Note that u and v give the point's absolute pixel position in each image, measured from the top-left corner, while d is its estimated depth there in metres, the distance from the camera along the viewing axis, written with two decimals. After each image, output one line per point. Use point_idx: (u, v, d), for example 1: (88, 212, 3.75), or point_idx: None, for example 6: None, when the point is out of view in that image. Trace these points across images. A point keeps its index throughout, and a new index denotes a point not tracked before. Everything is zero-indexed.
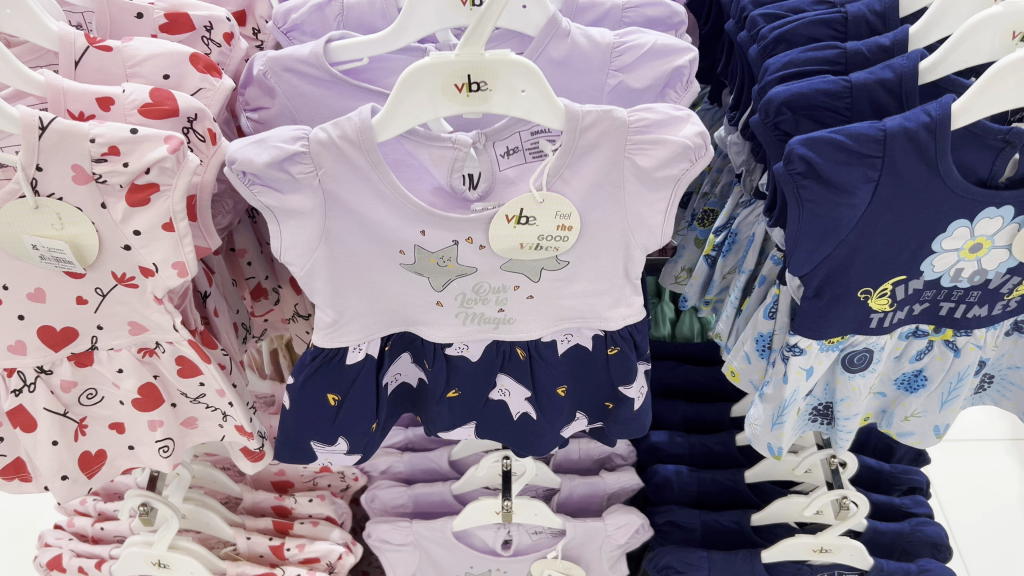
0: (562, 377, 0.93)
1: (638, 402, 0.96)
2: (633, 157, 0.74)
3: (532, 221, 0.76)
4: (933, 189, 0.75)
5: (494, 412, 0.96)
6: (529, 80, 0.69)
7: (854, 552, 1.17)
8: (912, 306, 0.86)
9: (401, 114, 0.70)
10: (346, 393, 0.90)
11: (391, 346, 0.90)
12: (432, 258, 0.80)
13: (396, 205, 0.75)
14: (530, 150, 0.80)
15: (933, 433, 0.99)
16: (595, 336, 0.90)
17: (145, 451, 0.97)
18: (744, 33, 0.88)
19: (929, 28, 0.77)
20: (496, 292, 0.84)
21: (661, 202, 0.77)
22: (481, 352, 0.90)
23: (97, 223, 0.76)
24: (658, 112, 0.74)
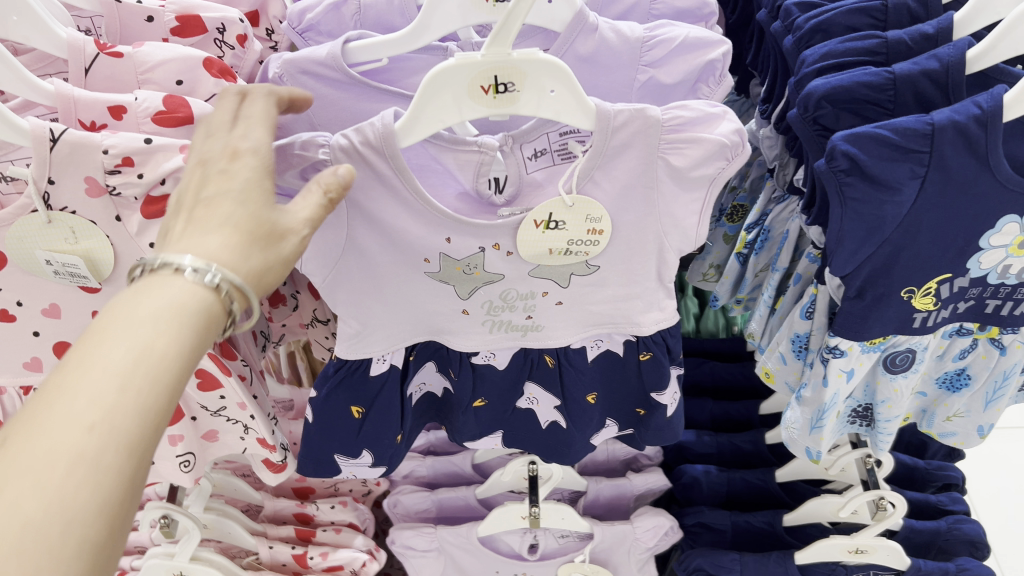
0: (593, 382, 0.91)
1: (671, 408, 0.93)
2: (666, 156, 0.71)
3: (561, 225, 0.73)
4: (982, 184, 0.71)
5: (521, 420, 0.95)
6: (560, 80, 0.65)
7: (891, 553, 1.14)
8: (957, 303, 0.83)
9: (425, 118, 0.66)
10: (370, 405, 0.87)
11: (416, 357, 0.88)
12: (458, 266, 0.77)
13: (421, 212, 0.72)
14: (560, 152, 0.77)
15: (977, 434, 0.95)
16: (626, 342, 0.88)
17: (165, 466, 0.95)
18: (778, 23, 0.84)
19: (974, 15, 0.72)
20: (524, 298, 0.80)
21: (696, 203, 0.75)
22: (508, 359, 0.87)
23: (112, 235, 0.74)
24: (689, 107, 0.71)
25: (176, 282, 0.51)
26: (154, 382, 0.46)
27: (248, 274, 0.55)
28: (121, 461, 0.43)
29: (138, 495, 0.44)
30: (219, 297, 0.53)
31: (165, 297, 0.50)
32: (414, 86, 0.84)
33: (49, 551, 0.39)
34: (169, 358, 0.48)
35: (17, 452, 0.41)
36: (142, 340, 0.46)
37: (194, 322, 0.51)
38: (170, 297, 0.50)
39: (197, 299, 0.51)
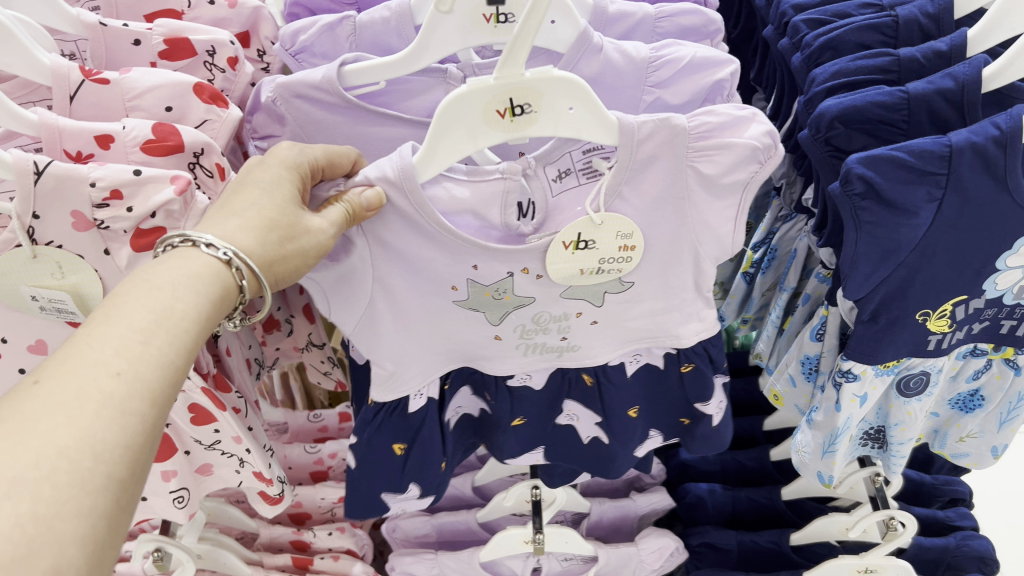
0: (635, 394, 0.89)
1: (716, 417, 0.91)
2: (695, 164, 0.68)
3: (591, 244, 0.70)
4: (1001, 206, 0.69)
5: (564, 441, 0.93)
6: (577, 96, 0.63)
7: (900, 572, 1.12)
8: (972, 325, 0.80)
9: (443, 147, 0.64)
10: (411, 441, 0.85)
11: (450, 384, 0.86)
12: (487, 291, 0.74)
13: (443, 243, 0.70)
14: (584, 172, 0.75)
15: (990, 454, 0.94)
16: (666, 354, 0.86)
17: (159, 502, 0.91)
18: (786, 40, 0.82)
19: (989, 31, 0.70)
20: (558, 320, 0.78)
21: (730, 208, 0.72)
22: (544, 380, 0.85)
23: (100, 269, 0.71)
24: (715, 112, 0.68)
25: (199, 257, 0.57)
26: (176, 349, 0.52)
27: (265, 256, 0.61)
28: (144, 407, 0.48)
29: (157, 442, 0.49)
30: (235, 274, 0.59)
31: (185, 277, 0.56)
32: (413, 109, 0.82)
33: (80, 478, 0.43)
34: (186, 330, 0.53)
35: (52, 388, 0.45)
36: (142, 312, 0.51)
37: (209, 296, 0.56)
38: (189, 267, 0.56)
39: (212, 278, 0.57)
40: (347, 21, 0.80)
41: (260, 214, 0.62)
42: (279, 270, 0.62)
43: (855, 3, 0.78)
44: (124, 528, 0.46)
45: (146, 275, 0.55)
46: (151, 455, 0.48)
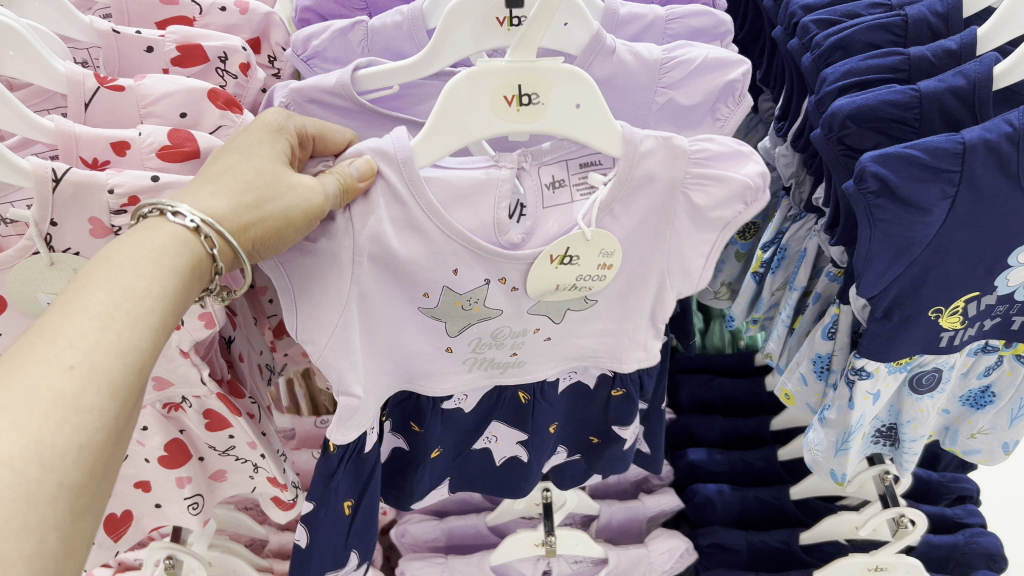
0: (557, 414, 0.90)
1: (630, 441, 0.94)
2: (688, 193, 0.70)
3: (576, 259, 0.69)
4: (1013, 202, 0.70)
5: (474, 460, 0.93)
6: (585, 91, 0.62)
7: (911, 569, 1.12)
8: (983, 321, 0.81)
9: (442, 132, 0.62)
10: (360, 495, 0.82)
11: (385, 416, 0.84)
12: (458, 301, 0.71)
13: (434, 244, 0.66)
14: (579, 186, 0.71)
15: (1001, 451, 0.94)
16: (601, 374, 0.88)
17: (173, 509, 0.91)
18: (795, 40, 0.82)
19: (999, 28, 0.70)
20: (516, 335, 0.76)
21: (704, 245, 0.74)
22: (478, 401, 0.85)
23: None
24: (717, 142, 0.70)
25: (167, 228, 0.55)
26: (138, 333, 0.50)
27: (240, 223, 0.58)
28: (103, 401, 0.46)
29: (118, 434, 0.47)
30: (205, 242, 0.57)
31: (152, 252, 0.53)
32: (426, 113, 0.82)
33: (26, 490, 0.41)
34: (151, 310, 0.51)
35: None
36: (98, 299, 0.49)
37: (177, 273, 0.54)
38: (155, 240, 0.54)
39: (181, 252, 0.55)
40: (360, 26, 0.80)
41: (235, 180, 0.59)
42: (259, 238, 0.60)
43: (863, 3, 0.79)
44: (86, 530, 0.45)
45: (112, 252, 0.53)
46: (110, 449, 0.46)
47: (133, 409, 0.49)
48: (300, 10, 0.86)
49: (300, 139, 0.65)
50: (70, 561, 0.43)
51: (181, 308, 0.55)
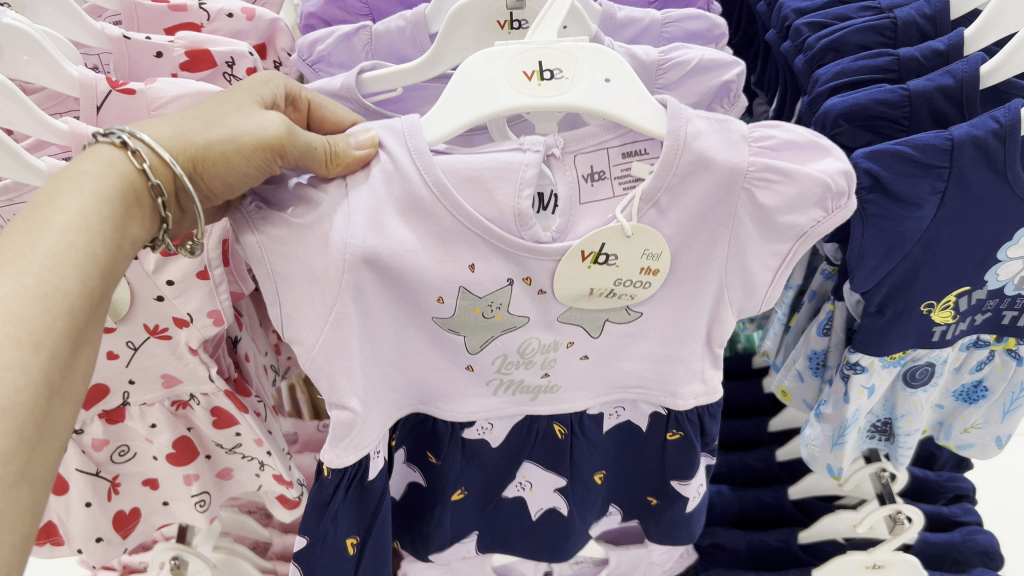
0: (598, 459, 0.85)
1: (692, 501, 0.87)
2: (752, 189, 0.61)
3: (613, 259, 0.63)
4: (1001, 198, 0.72)
5: (503, 507, 0.89)
6: (614, 67, 0.60)
7: (908, 566, 1.13)
8: (975, 316, 0.83)
9: (457, 103, 0.59)
10: (365, 533, 0.79)
11: (395, 440, 0.81)
12: (477, 307, 0.65)
13: (444, 229, 0.61)
14: (621, 179, 0.66)
15: (995, 445, 0.96)
16: (653, 414, 0.80)
17: (180, 506, 0.93)
18: (789, 43, 0.85)
19: (984, 30, 0.73)
20: (545, 351, 0.71)
21: (775, 258, 0.65)
22: (505, 433, 0.79)
23: (127, 274, 0.72)
24: (786, 129, 0.63)
25: (96, 152, 0.55)
26: (61, 274, 0.50)
27: (181, 139, 0.58)
28: (26, 353, 0.46)
29: (52, 389, 0.47)
30: (133, 157, 0.56)
31: (79, 184, 0.53)
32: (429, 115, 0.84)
33: None
34: (75, 246, 0.51)
35: None
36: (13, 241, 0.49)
37: (106, 203, 0.54)
38: (78, 165, 0.54)
39: (109, 179, 0.54)
40: (363, 31, 0.83)
41: (195, 108, 0.60)
42: (201, 158, 0.58)
43: (853, 6, 0.81)
44: (30, 492, 0.45)
45: (44, 189, 0.53)
46: (43, 405, 0.46)
47: (67, 358, 0.49)
48: (305, 15, 0.90)
49: (290, 100, 0.67)
50: (13, 531, 0.43)
51: (116, 242, 0.54)
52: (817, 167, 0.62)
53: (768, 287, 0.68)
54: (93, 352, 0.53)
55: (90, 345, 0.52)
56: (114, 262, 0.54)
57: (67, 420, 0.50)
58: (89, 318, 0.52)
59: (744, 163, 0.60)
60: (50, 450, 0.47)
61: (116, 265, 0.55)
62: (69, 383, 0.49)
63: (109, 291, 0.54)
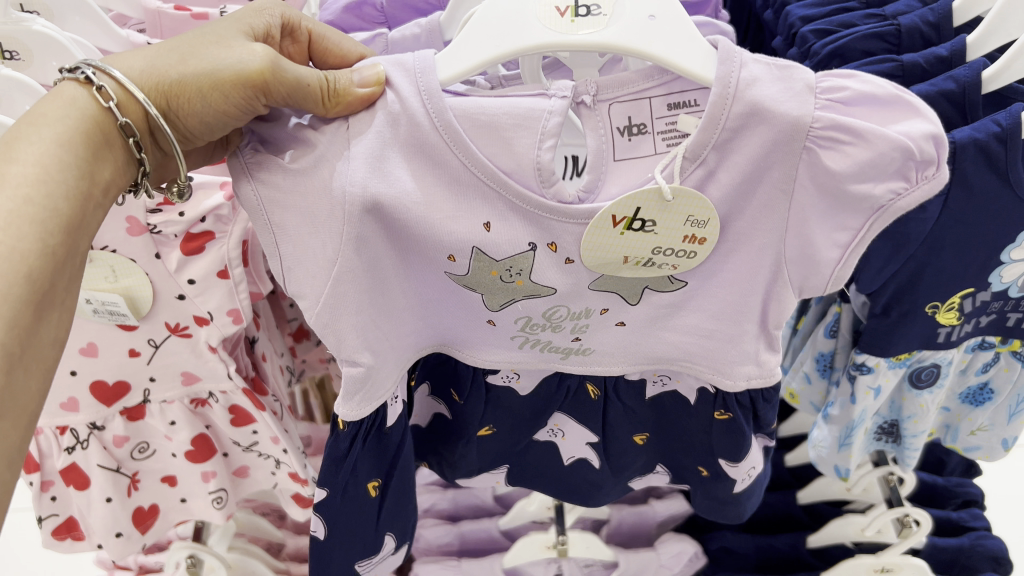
0: (638, 420, 0.87)
1: (741, 483, 0.88)
2: (817, 150, 0.59)
3: (653, 226, 0.62)
4: (1003, 200, 0.73)
5: (539, 452, 0.92)
6: (659, 4, 0.58)
7: (916, 570, 1.14)
8: (980, 318, 0.84)
9: (477, 35, 0.58)
10: (387, 476, 0.81)
11: (416, 379, 0.87)
12: (495, 270, 0.66)
13: (456, 178, 0.61)
14: (665, 133, 0.63)
15: (1000, 447, 0.97)
16: (702, 389, 0.81)
17: (197, 503, 0.95)
18: (795, 49, 0.86)
19: (988, 36, 0.74)
20: (574, 319, 0.72)
21: (845, 234, 0.63)
22: (532, 384, 0.83)
23: (151, 273, 0.74)
24: (862, 81, 0.60)
25: (65, 92, 0.60)
26: (22, 235, 0.54)
27: (153, 73, 0.62)
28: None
29: (11, 364, 0.52)
30: (98, 94, 0.61)
31: (41, 131, 0.58)
32: None
33: None
34: (41, 206, 0.57)
35: None
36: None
37: (68, 149, 0.59)
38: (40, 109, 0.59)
39: (71, 122, 0.59)
40: (380, 37, 0.85)
41: (179, 41, 0.64)
42: (175, 93, 0.62)
43: (858, 13, 0.82)
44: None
45: (5, 140, 0.58)
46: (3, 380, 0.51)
47: (30, 323, 0.54)
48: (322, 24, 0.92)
49: (290, 31, 0.72)
50: None
51: (83, 191, 0.59)
52: (899, 129, 0.59)
53: (835, 267, 0.65)
54: (67, 309, 0.58)
55: (60, 305, 0.57)
56: (80, 210, 0.59)
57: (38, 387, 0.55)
58: (55, 276, 0.56)
59: (808, 117, 0.58)
60: (17, 423, 0.53)
61: (85, 215, 0.60)
62: (37, 353, 0.55)
63: (79, 243, 0.59)
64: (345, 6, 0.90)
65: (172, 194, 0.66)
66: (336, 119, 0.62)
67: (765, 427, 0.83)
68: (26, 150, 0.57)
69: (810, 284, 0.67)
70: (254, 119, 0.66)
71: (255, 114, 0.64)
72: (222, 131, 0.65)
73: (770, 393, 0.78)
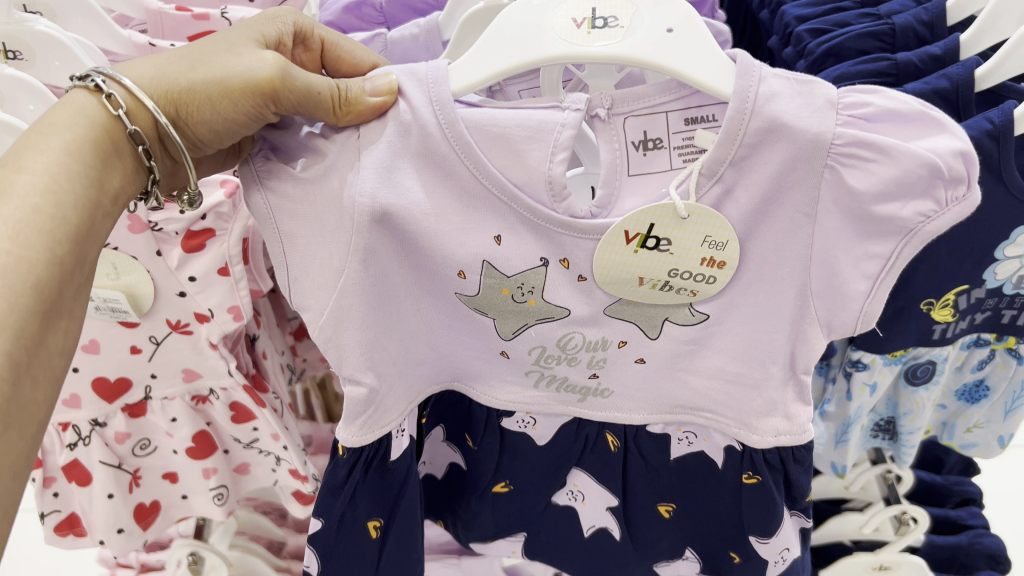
0: (659, 488, 0.85)
1: (774, 566, 0.83)
2: (839, 167, 0.58)
3: (668, 244, 0.62)
4: (996, 196, 0.73)
5: (555, 519, 0.92)
6: (679, 19, 0.58)
7: (915, 568, 1.15)
8: (975, 314, 0.84)
9: (491, 46, 0.59)
10: (389, 516, 0.81)
11: (428, 418, 0.88)
12: (507, 289, 0.67)
13: (468, 190, 0.62)
14: (682, 149, 0.63)
15: (997, 444, 0.98)
16: (727, 447, 0.78)
17: (198, 500, 0.96)
18: (791, 49, 0.87)
19: (981, 34, 0.76)
20: (590, 349, 0.71)
21: (873, 261, 0.61)
22: (550, 435, 0.82)
23: (152, 270, 0.75)
24: (887, 97, 0.59)
25: (75, 100, 0.61)
26: (28, 246, 0.55)
27: (164, 81, 0.63)
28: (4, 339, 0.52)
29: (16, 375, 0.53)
30: (108, 102, 0.61)
31: (49, 140, 0.59)
32: None
33: None
34: (50, 216, 0.57)
35: None
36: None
37: (77, 158, 0.60)
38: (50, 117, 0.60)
39: (79, 131, 0.60)
40: (378, 38, 0.85)
41: (191, 49, 0.65)
42: (184, 101, 0.63)
43: (853, 13, 0.83)
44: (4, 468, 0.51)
45: (14, 148, 0.59)
46: (9, 389, 0.52)
47: (38, 333, 0.55)
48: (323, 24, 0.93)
49: (302, 39, 0.72)
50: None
51: (92, 200, 0.60)
52: (925, 145, 0.57)
53: (864, 300, 0.62)
54: (75, 318, 0.59)
55: (67, 314, 0.58)
56: (89, 219, 0.60)
57: (44, 398, 0.56)
58: (62, 285, 0.57)
59: (828, 134, 0.57)
60: (23, 431, 0.54)
61: (93, 224, 0.60)
62: (42, 362, 0.55)
63: (87, 252, 0.60)
64: (344, 7, 0.91)
65: (183, 204, 0.67)
66: (347, 127, 0.63)
67: (797, 501, 0.79)
68: (35, 159, 0.58)
69: (838, 321, 0.64)
70: (266, 127, 0.67)
71: (266, 122, 0.65)
72: (233, 137, 0.66)
73: (801, 452, 0.72)
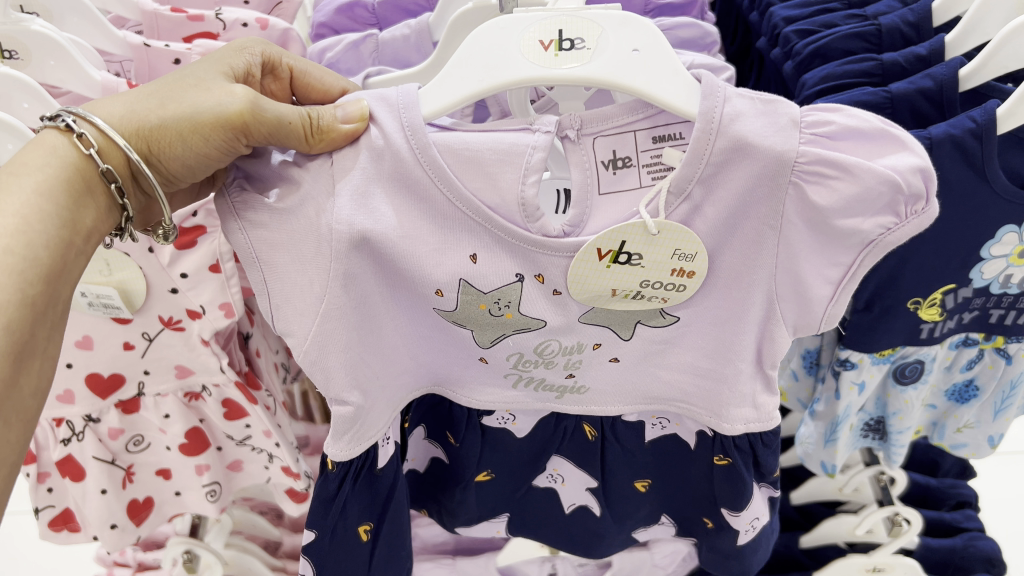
0: (638, 468, 0.88)
1: (744, 534, 0.87)
2: (804, 185, 0.59)
3: (639, 259, 0.62)
4: (980, 196, 0.72)
5: (537, 498, 0.93)
6: (645, 37, 0.58)
7: (908, 569, 1.15)
8: (962, 314, 0.84)
9: (460, 69, 0.59)
10: (378, 519, 0.82)
11: (411, 421, 0.88)
12: (484, 304, 0.66)
13: (442, 212, 0.62)
14: (649, 165, 0.63)
15: (987, 444, 0.99)
16: (699, 431, 0.81)
17: (191, 496, 0.96)
18: (778, 50, 0.88)
19: (966, 34, 0.76)
20: (566, 353, 0.72)
21: (837, 269, 0.63)
22: (528, 427, 0.83)
23: (144, 266, 0.76)
24: (848, 115, 0.60)
25: (48, 142, 0.61)
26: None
27: (134, 120, 0.63)
28: None
29: None
30: (79, 143, 0.61)
31: (21, 181, 0.59)
32: None
33: None
34: (21, 261, 0.57)
35: None
36: None
37: (49, 199, 0.59)
38: (21, 155, 0.59)
39: (52, 171, 0.60)
40: (369, 39, 0.88)
41: (160, 84, 0.65)
42: (156, 138, 0.63)
43: (840, 14, 0.84)
44: None
45: None
46: None
47: (8, 377, 0.55)
48: (316, 25, 0.94)
49: (271, 68, 0.73)
50: None
51: (63, 240, 0.60)
52: (885, 162, 0.59)
53: (828, 304, 0.65)
54: (48, 359, 0.59)
55: (40, 356, 0.58)
56: (60, 263, 0.60)
57: (16, 438, 0.56)
58: (35, 326, 0.57)
59: (792, 152, 0.58)
60: None
61: (65, 262, 0.61)
62: (13, 405, 0.56)
63: (60, 292, 0.60)
64: (337, 8, 0.93)
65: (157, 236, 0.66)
66: (321, 154, 0.63)
67: (766, 476, 0.82)
68: (6, 202, 0.58)
69: (804, 321, 0.67)
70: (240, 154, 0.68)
71: (239, 154, 0.65)
72: (204, 172, 0.66)
73: (770, 436, 0.76)
